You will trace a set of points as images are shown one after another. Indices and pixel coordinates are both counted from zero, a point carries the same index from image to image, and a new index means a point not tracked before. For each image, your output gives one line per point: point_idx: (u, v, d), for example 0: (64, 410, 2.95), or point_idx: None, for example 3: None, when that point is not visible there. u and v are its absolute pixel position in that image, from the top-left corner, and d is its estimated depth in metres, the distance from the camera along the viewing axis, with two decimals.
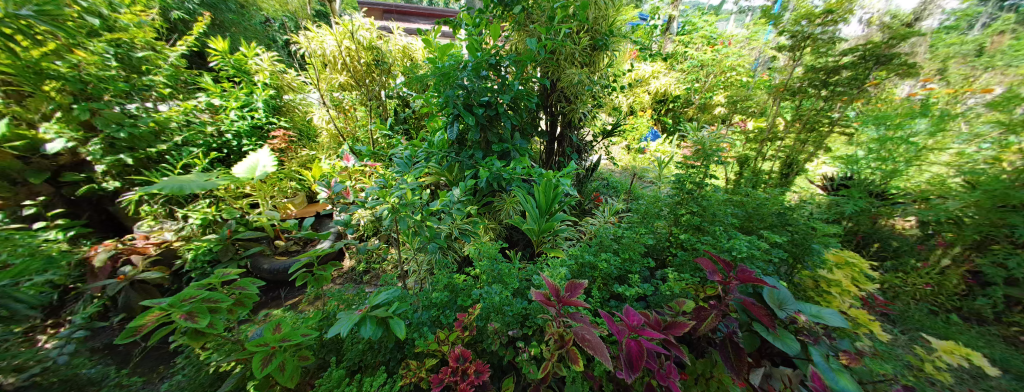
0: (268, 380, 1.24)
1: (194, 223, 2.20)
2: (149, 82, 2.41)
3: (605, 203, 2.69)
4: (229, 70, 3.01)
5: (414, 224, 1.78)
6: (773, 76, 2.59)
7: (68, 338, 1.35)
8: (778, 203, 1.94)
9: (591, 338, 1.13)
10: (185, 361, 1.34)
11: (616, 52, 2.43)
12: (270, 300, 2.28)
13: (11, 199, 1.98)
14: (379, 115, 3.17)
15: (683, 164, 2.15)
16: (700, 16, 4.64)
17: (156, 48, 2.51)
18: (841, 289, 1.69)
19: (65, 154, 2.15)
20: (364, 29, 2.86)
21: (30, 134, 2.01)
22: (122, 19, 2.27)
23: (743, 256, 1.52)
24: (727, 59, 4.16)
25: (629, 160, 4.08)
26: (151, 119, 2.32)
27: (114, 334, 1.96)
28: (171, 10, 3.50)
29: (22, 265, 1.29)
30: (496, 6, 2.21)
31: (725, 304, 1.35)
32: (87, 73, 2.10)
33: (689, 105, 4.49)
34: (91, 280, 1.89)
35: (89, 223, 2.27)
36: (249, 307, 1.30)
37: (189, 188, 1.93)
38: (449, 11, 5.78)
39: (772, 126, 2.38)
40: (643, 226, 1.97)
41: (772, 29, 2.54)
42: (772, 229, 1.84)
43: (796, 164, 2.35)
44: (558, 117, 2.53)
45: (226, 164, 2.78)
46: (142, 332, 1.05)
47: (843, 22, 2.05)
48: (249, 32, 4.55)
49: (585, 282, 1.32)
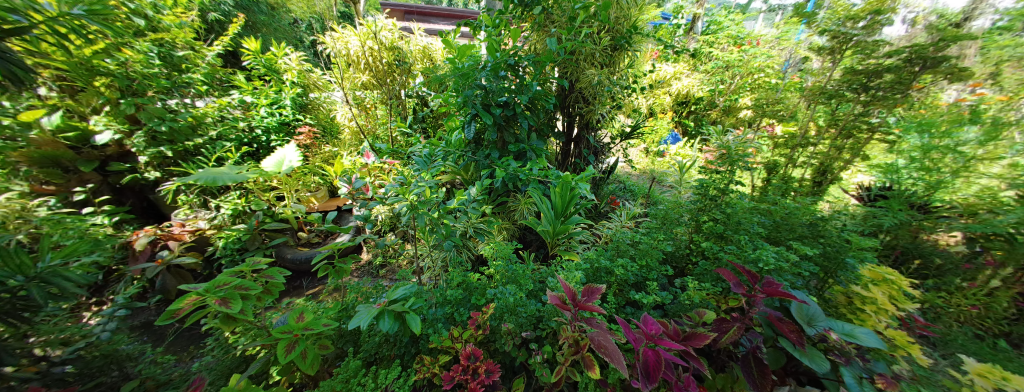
0: (290, 367, 1.35)
1: (225, 213, 2.30)
2: (188, 80, 2.56)
3: (622, 207, 2.63)
4: (261, 70, 3.18)
5: (430, 221, 1.82)
6: (805, 78, 2.46)
7: (110, 315, 1.46)
8: (809, 213, 1.85)
9: (607, 345, 1.12)
10: (215, 343, 1.48)
11: (638, 52, 2.36)
12: (293, 289, 2.37)
13: (64, 185, 2.16)
14: (398, 114, 3.27)
15: (707, 169, 2.07)
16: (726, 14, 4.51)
17: (195, 48, 2.67)
18: (877, 307, 1.58)
19: (112, 145, 2.31)
20: (385, 30, 2.91)
21: (82, 125, 2.16)
22: (166, 20, 2.40)
23: (770, 268, 1.48)
24: (755, 59, 3.97)
25: (648, 163, 3.99)
26: (189, 114, 2.47)
27: (153, 313, 2.12)
28: (208, 12, 3.79)
29: (73, 245, 1.31)
30: (516, 7, 2.16)
31: (750, 317, 1.32)
32: (133, 71, 2.26)
33: (713, 107, 4.42)
34: (132, 262, 2.04)
35: (132, 209, 2.46)
36: (276, 296, 1.37)
37: (222, 179, 2.03)
38: (469, 10, 5.81)
39: (805, 131, 2.26)
40: (663, 232, 1.99)
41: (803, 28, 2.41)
42: (801, 240, 1.78)
43: (830, 171, 2.20)
44: (576, 118, 2.50)
45: (255, 158, 2.93)
46: (179, 315, 1.12)
47: (886, 23, 1.91)
48: (280, 32, 4.86)
49: (603, 287, 1.29)
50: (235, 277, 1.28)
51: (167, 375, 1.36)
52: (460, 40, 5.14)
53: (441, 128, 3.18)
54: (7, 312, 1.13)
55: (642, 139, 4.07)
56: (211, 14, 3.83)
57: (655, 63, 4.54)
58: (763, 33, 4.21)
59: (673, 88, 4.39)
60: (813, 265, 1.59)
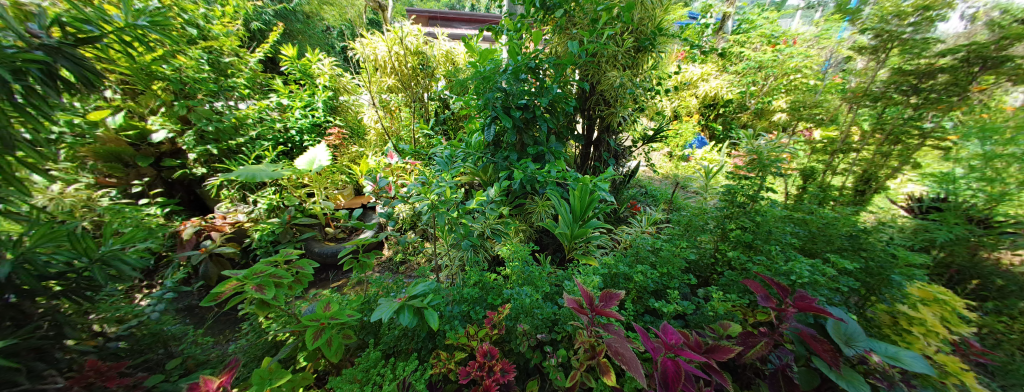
0: (315, 354, 1.44)
1: (262, 208, 2.47)
2: (233, 84, 2.78)
3: (642, 212, 2.56)
4: (297, 74, 3.40)
5: (449, 221, 1.86)
6: (847, 79, 2.29)
7: (160, 298, 1.61)
8: (849, 224, 1.71)
9: (625, 352, 1.10)
10: (250, 327, 1.59)
11: (662, 54, 2.31)
12: (320, 281, 2.49)
13: (123, 179, 2.40)
14: (421, 116, 3.37)
15: (734, 174, 1.98)
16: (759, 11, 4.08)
17: (239, 55, 2.89)
18: (926, 329, 1.44)
19: (166, 143, 2.55)
20: (411, 35, 3.02)
21: (141, 125, 2.38)
22: (215, 29, 2.63)
23: (803, 282, 1.40)
24: (791, 59, 3.75)
25: (671, 167, 3.87)
26: (233, 116, 2.68)
27: (196, 298, 2.29)
28: (251, 21, 4.12)
29: (132, 232, 1.45)
30: (538, 11, 2.18)
31: (779, 332, 1.26)
32: (186, 75, 2.46)
33: (744, 109, 4.25)
34: (179, 250, 2.24)
35: (181, 202, 2.70)
36: (306, 286, 1.45)
37: (260, 176, 2.19)
38: (492, 14, 5.90)
39: (846, 136, 2.10)
40: (686, 240, 1.92)
41: (846, 26, 2.25)
42: (840, 253, 1.65)
43: (874, 180, 2.05)
44: (596, 120, 2.48)
45: (290, 157, 3.12)
46: (222, 298, 1.23)
47: (941, 19, 1.76)
48: (313, 38, 5.58)
49: (621, 293, 1.28)
50: (271, 266, 1.38)
51: (205, 356, 1.49)
52: (481, 44, 5.27)
53: (461, 130, 3.26)
54: (73, 290, 1.26)
55: (666, 143, 3.95)
56: (254, 23, 4.14)
57: (681, 65, 4.41)
58: (801, 31, 3.98)
59: (700, 89, 4.43)
60: (852, 280, 1.48)
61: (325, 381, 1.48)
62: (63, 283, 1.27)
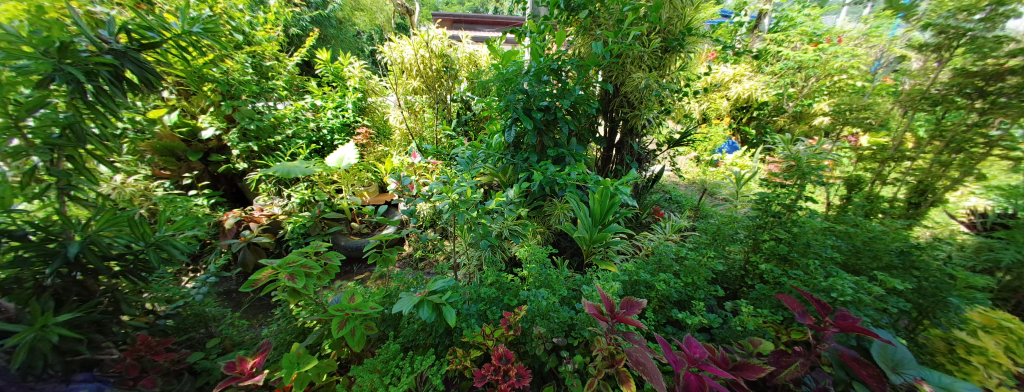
0: (340, 342, 1.50)
1: (295, 202, 2.64)
2: (273, 86, 2.99)
3: (666, 218, 2.48)
4: (330, 77, 3.60)
5: (469, 220, 1.89)
6: (900, 81, 2.07)
7: (204, 281, 1.77)
8: (900, 239, 1.55)
9: (645, 362, 1.07)
10: (281, 313, 1.70)
11: (692, 54, 2.22)
12: (345, 273, 2.62)
13: (175, 171, 2.64)
14: (444, 117, 3.45)
15: (767, 181, 1.86)
16: (800, 8, 3.83)
17: (279, 58, 3.10)
18: (989, 360, 1.29)
19: (213, 140, 2.77)
20: (436, 39, 3.12)
21: (192, 123, 2.61)
22: (258, 35, 2.84)
23: (846, 300, 1.29)
24: (836, 59, 3.52)
25: (698, 173, 3.71)
26: (272, 115, 2.88)
27: (235, 283, 2.47)
28: (291, 28, 4.41)
29: (183, 220, 1.59)
30: (562, 12, 2.18)
31: (817, 353, 1.17)
32: (233, 78, 2.67)
33: (780, 113, 4.02)
34: (221, 238, 2.43)
35: (224, 194, 2.93)
36: (333, 277, 1.53)
37: (295, 172, 2.33)
38: (515, 16, 5.93)
39: (898, 143, 1.92)
40: (713, 249, 1.83)
41: (898, 22, 2.06)
42: (889, 271, 1.49)
43: (930, 191, 1.83)
44: (619, 123, 2.42)
45: (321, 155, 3.30)
46: (258, 285, 1.32)
47: (1013, 15, 1.56)
48: (345, 42, 6.01)
49: (644, 302, 1.24)
50: (303, 257, 1.46)
51: (241, 337, 1.61)
52: (505, 47, 5.34)
53: (482, 131, 3.31)
54: (131, 271, 1.41)
55: (694, 147, 3.80)
56: (293, 29, 4.42)
57: (713, 66, 4.23)
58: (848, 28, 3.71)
59: (732, 91, 4.29)
60: (904, 301, 1.35)
61: (347, 369, 1.54)
62: (122, 264, 1.41)
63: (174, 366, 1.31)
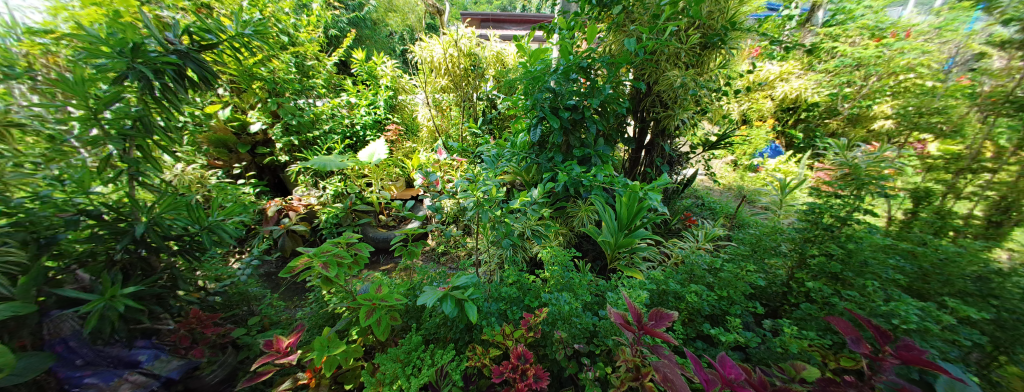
0: (366, 329, 1.55)
1: (329, 193, 2.78)
2: (313, 84, 3.19)
3: (698, 225, 2.34)
4: (364, 75, 3.78)
5: (492, 218, 1.89)
6: (978, 80, 1.81)
7: (248, 264, 1.91)
8: (977, 261, 1.35)
9: (674, 379, 1.01)
10: (314, 298, 1.80)
11: (734, 51, 2.08)
12: (372, 263, 2.74)
13: (226, 162, 2.91)
14: (470, 115, 3.51)
15: (816, 190, 1.68)
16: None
17: (319, 58, 3.30)
18: None
19: (258, 134, 3.02)
20: (465, 38, 3.18)
21: (242, 117, 2.85)
22: (302, 37, 3.03)
23: (914, 328, 1.14)
24: (902, 56, 3.17)
25: (735, 178, 3.47)
26: (311, 112, 3.07)
27: (274, 266, 2.66)
28: (330, 30, 4.68)
29: (233, 207, 1.74)
30: (594, 8, 2.11)
31: (872, 385, 1.03)
32: (279, 77, 2.88)
33: (834, 115, 3.68)
34: (264, 224, 2.63)
35: (267, 184, 3.19)
36: (362, 267, 1.59)
37: (330, 165, 2.48)
38: (543, 15, 5.91)
39: (979, 151, 1.67)
40: (751, 262, 1.69)
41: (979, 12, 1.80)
42: (964, 299, 1.30)
43: (1015, 208, 1.57)
44: (650, 123, 2.32)
45: (355, 150, 3.48)
46: (295, 270, 1.40)
47: None
48: (378, 43, 6.32)
49: (674, 314, 1.17)
50: (335, 247, 1.54)
51: (278, 317, 1.73)
52: (532, 45, 5.33)
53: (506, 129, 3.32)
54: (186, 250, 1.56)
55: (732, 151, 3.55)
56: (331, 31, 4.68)
57: (757, 63, 3.93)
58: (918, 22, 3.34)
59: (778, 91, 3.95)
60: (984, 334, 1.16)
61: (372, 356, 1.60)
62: (179, 244, 1.56)
63: (219, 339, 1.44)
